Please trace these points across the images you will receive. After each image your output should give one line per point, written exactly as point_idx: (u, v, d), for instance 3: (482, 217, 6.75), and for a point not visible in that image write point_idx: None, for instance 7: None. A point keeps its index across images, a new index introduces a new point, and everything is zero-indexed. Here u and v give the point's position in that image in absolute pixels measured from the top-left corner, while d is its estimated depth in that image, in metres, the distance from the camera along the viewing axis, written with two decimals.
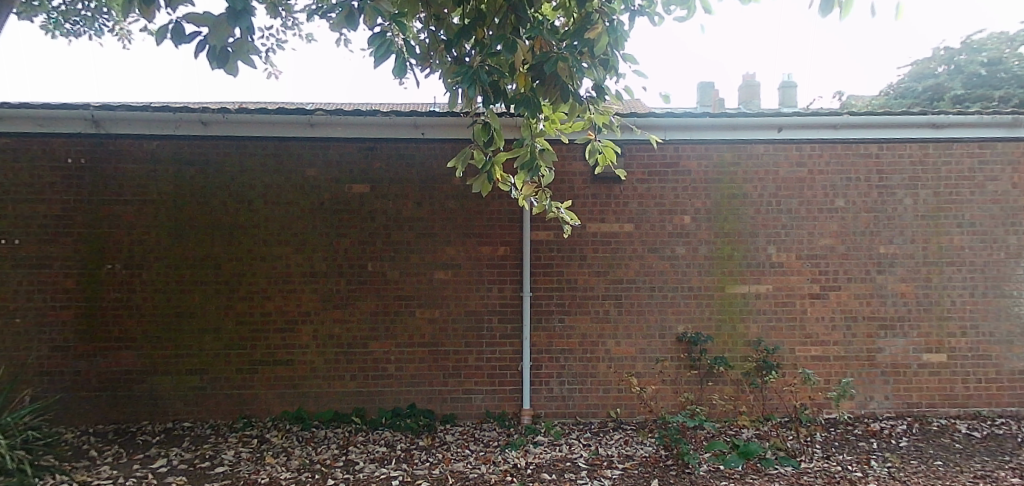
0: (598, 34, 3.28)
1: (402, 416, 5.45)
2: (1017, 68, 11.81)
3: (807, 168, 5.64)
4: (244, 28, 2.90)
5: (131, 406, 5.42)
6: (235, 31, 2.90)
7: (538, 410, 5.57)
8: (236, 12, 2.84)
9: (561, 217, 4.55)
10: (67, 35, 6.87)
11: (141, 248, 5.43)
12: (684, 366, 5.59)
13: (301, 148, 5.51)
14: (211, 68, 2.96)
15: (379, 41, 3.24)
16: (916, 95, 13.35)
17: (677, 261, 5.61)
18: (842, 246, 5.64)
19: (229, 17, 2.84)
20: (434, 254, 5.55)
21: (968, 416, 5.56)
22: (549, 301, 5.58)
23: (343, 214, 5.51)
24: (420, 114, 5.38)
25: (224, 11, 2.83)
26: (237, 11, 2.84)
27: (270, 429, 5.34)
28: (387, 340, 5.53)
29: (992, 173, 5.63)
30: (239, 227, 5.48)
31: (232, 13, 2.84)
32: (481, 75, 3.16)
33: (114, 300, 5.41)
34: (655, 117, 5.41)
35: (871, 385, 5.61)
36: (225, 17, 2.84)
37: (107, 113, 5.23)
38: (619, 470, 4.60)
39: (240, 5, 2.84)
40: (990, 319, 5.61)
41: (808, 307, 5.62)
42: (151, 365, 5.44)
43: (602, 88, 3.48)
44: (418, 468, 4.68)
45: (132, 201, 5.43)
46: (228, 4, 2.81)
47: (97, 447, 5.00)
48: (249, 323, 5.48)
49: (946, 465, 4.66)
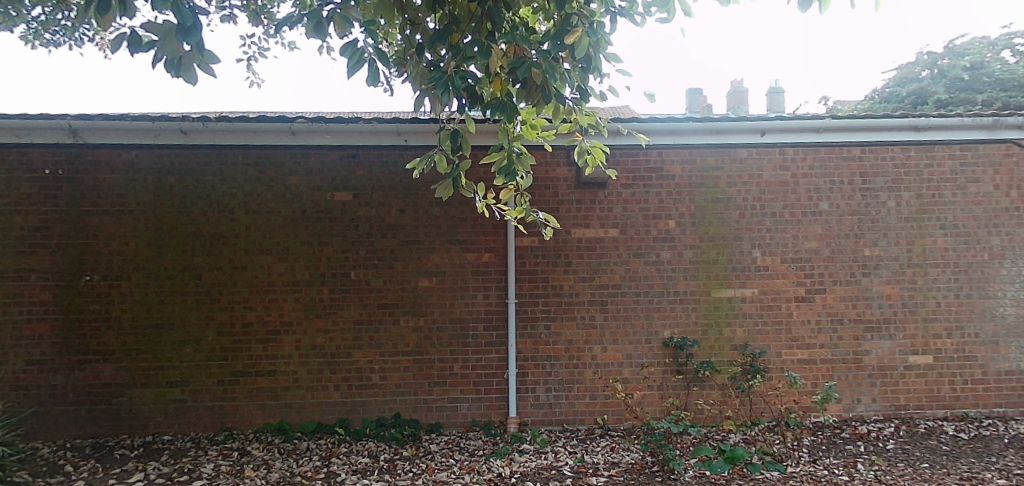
0: (579, 37, 3.16)
1: (386, 426, 5.38)
2: (999, 72, 11.97)
3: (790, 172, 5.65)
4: (193, 43, 2.83)
5: (111, 420, 5.33)
6: (184, 45, 2.84)
7: (524, 417, 5.52)
8: (186, 28, 2.80)
9: (538, 221, 4.34)
10: (47, 45, 6.81)
11: (119, 260, 5.36)
12: (670, 370, 5.56)
13: (283, 156, 5.46)
14: (169, 76, 2.87)
15: (352, 50, 3.16)
16: (901, 99, 13.40)
17: (662, 266, 5.59)
18: (826, 249, 5.64)
19: (178, 30, 2.78)
20: (418, 261, 5.50)
21: (955, 418, 5.55)
22: (534, 307, 5.54)
23: (325, 222, 5.46)
24: (402, 121, 5.34)
25: (174, 25, 2.79)
26: (188, 27, 2.80)
27: (252, 441, 5.26)
28: (370, 349, 5.47)
29: (974, 174, 5.66)
30: (220, 236, 5.42)
31: (182, 28, 2.79)
32: (456, 80, 3.09)
33: (93, 312, 5.33)
34: (638, 122, 5.40)
35: (858, 387, 5.59)
36: (175, 29, 2.79)
37: (84, 122, 5.10)
38: (604, 477, 4.53)
39: (190, 21, 2.80)
40: (975, 319, 5.61)
41: (794, 310, 5.61)
42: (130, 377, 5.35)
43: (585, 90, 3.41)
44: (401, 479, 4.60)
45: (111, 212, 5.35)
46: (179, 19, 2.77)
47: (73, 461, 4.91)
48: (230, 333, 5.41)
49: (932, 467, 4.61)
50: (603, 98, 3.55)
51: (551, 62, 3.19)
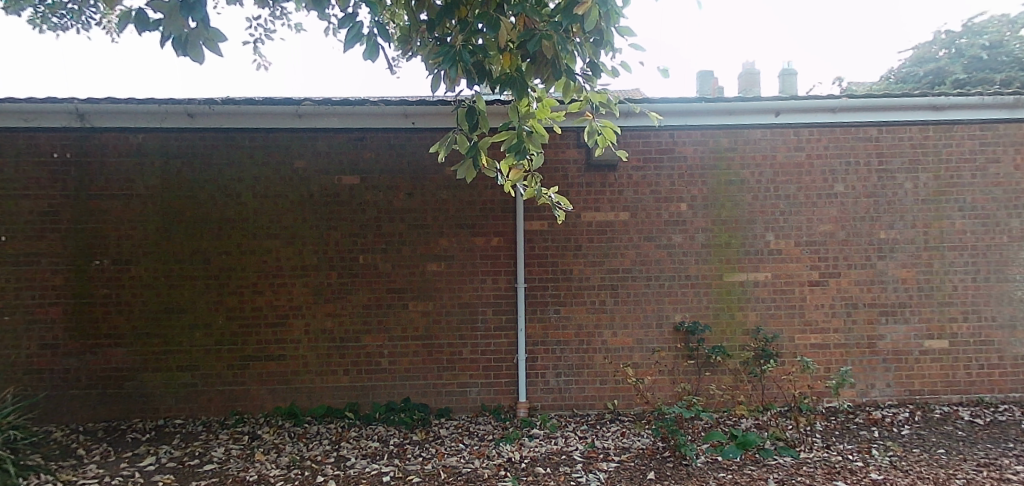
0: (589, 8, 2.99)
1: (396, 411, 5.37)
2: (1019, 51, 11.67)
3: (805, 153, 5.53)
4: (198, 20, 2.77)
5: (123, 404, 5.35)
6: (188, 21, 2.76)
7: (534, 402, 5.49)
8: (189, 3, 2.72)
9: (552, 203, 4.25)
10: (53, 29, 6.75)
11: (128, 244, 5.35)
12: (681, 355, 5.51)
13: (289, 139, 5.40)
14: (176, 55, 2.83)
15: (351, 23, 3.09)
16: (918, 79, 13.13)
17: (673, 250, 5.51)
18: (841, 232, 5.53)
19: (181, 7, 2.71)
20: (426, 246, 5.45)
21: (971, 403, 5.47)
22: (544, 291, 5.49)
23: (332, 206, 5.42)
24: (411, 103, 5.28)
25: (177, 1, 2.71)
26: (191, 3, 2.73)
27: (262, 425, 5.27)
28: (379, 333, 5.45)
29: (994, 155, 5.52)
30: (228, 221, 5.39)
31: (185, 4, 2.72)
32: (464, 55, 3.02)
33: (103, 296, 5.33)
34: (649, 102, 5.31)
35: (872, 372, 5.52)
36: (177, 6, 2.71)
37: (90, 105, 5.10)
38: (614, 462, 4.50)
39: None
40: (993, 304, 5.51)
41: (808, 294, 5.53)
42: (141, 361, 5.36)
43: (596, 65, 3.31)
44: (411, 463, 4.59)
45: (118, 196, 5.33)
46: None
47: (86, 445, 4.94)
48: (239, 318, 5.40)
49: (949, 453, 4.54)
50: (615, 74, 3.45)
51: (563, 34, 3.09)
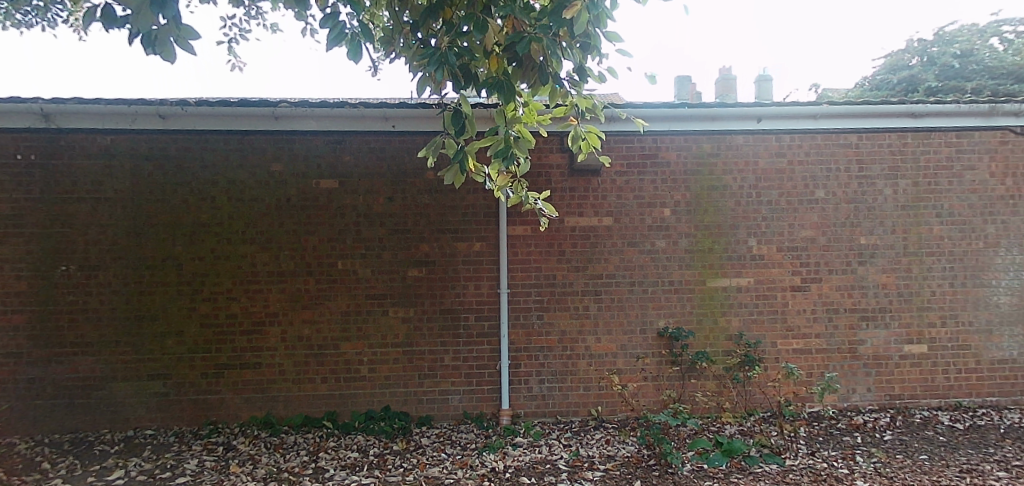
0: (578, 12, 2.93)
1: (375, 420, 5.25)
2: (989, 60, 11.94)
3: (786, 159, 5.55)
4: (169, 17, 2.65)
5: (90, 414, 5.15)
6: (158, 18, 2.63)
7: (517, 409, 5.41)
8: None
9: (539, 210, 4.20)
10: (18, 25, 6.50)
11: (97, 249, 5.15)
12: (665, 361, 5.48)
13: (266, 141, 5.26)
14: (145, 53, 2.71)
15: (333, 21, 2.99)
16: (892, 86, 13.33)
17: (657, 255, 5.48)
18: (822, 237, 5.56)
19: (151, 4, 2.58)
20: (408, 251, 5.35)
21: (949, 407, 5.52)
22: (527, 297, 5.42)
23: (311, 210, 5.29)
24: (391, 106, 5.15)
25: None
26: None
27: (237, 435, 5.11)
28: (358, 340, 5.32)
29: (970, 162, 5.60)
30: (202, 225, 5.23)
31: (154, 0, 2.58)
32: (450, 56, 2.95)
33: (70, 303, 5.13)
34: (633, 107, 5.27)
35: (853, 377, 5.55)
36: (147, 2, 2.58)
37: (57, 106, 4.89)
38: (600, 471, 4.44)
39: None
40: (970, 308, 5.58)
41: (790, 299, 5.54)
42: (110, 370, 5.17)
43: (584, 70, 3.25)
44: (392, 475, 4.48)
45: (86, 199, 5.14)
46: None
47: (50, 458, 4.73)
48: (213, 325, 5.24)
49: (931, 459, 4.57)
50: (601, 79, 3.39)
51: (552, 38, 3.03)
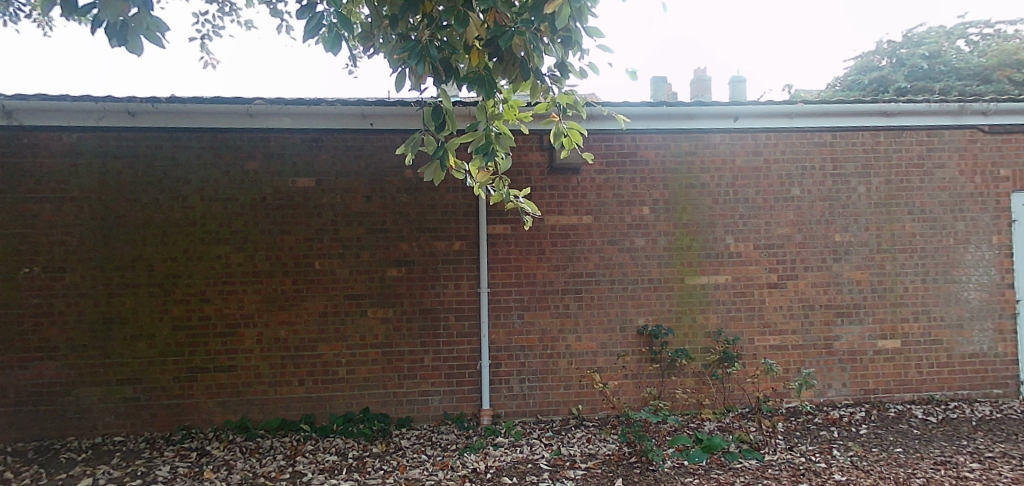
0: (560, 6, 2.88)
1: (354, 422, 5.18)
2: (956, 61, 12.22)
3: (763, 157, 5.61)
4: (139, 4, 2.59)
5: (57, 421, 4.99)
6: (127, 6, 2.56)
7: (498, 409, 5.38)
8: None
9: (521, 208, 4.25)
10: None
11: (63, 251, 5.00)
12: (645, 359, 5.49)
13: (240, 139, 5.15)
14: (111, 46, 2.62)
15: (313, 13, 2.97)
16: (863, 87, 13.57)
17: (637, 253, 5.50)
18: (798, 235, 5.63)
19: None
20: (386, 250, 5.29)
21: (922, 401, 5.63)
22: (507, 296, 5.39)
23: (286, 209, 5.20)
24: (369, 104, 5.09)
25: None
26: None
27: (211, 440, 4.99)
28: (336, 342, 5.24)
29: (940, 160, 5.71)
30: (173, 225, 5.10)
31: None
32: (431, 50, 2.96)
33: (35, 306, 4.97)
34: (612, 106, 5.27)
35: (829, 373, 5.62)
36: None
37: (20, 102, 4.73)
38: (582, 470, 4.43)
39: None
40: (940, 304, 5.69)
41: (767, 296, 5.60)
42: (77, 376, 5.01)
43: (565, 66, 3.24)
44: (371, 478, 4.41)
45: (52, 199, 4.98)
46: None
47: (14, 467, 4.57)
48: (186, 327, 5.11)
49: (905, 452, 4.65)
50: (582, 75, 3.39)
51: (533, 32, 3.00)
